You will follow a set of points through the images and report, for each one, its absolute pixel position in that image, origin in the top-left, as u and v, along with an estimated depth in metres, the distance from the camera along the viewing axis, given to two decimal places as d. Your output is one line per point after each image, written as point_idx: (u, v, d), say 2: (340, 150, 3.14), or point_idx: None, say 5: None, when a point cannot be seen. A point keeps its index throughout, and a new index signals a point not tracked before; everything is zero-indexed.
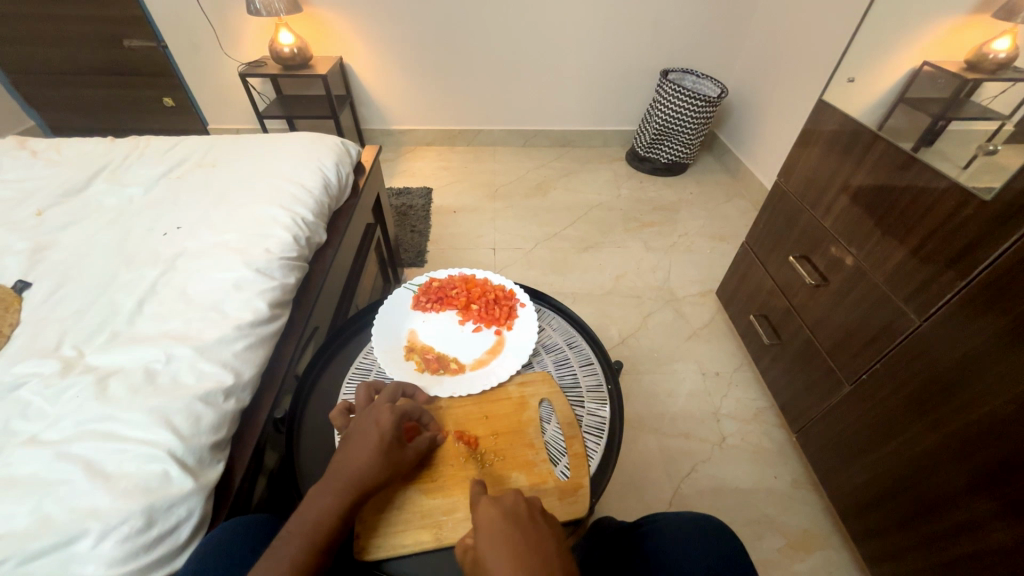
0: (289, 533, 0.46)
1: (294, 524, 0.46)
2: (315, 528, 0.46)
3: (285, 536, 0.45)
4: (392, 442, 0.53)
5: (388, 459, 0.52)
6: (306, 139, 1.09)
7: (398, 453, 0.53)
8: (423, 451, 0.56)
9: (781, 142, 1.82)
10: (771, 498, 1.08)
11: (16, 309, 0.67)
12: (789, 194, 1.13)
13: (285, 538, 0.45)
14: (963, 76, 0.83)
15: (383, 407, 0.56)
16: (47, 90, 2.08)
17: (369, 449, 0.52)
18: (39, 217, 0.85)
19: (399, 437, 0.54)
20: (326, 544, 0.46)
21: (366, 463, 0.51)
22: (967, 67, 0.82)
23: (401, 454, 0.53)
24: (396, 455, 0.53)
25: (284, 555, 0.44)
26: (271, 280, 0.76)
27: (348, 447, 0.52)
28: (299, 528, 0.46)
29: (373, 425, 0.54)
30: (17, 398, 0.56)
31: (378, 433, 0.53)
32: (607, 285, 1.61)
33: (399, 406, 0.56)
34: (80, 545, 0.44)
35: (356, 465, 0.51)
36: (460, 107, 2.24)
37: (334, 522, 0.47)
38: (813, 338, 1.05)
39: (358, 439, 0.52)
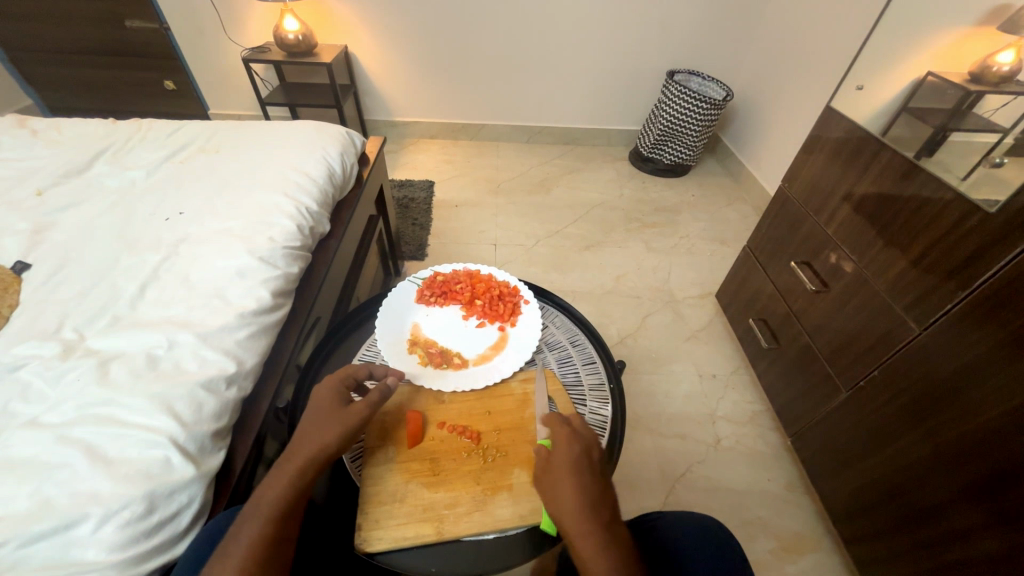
0: (249, 512, 0.47)
1: (254, 504, 0.47)
2: (276, 505, 0.47)
3: (241, 519, 0.46)
4: (350, 422, 0.55)
5: (334, 426, 0.54)
6: (311, 127, 1.08)
7: (349, 423, 0.54)
8: (375, 403, 0.57)
9: (784, 146, 1.82)
10: (764, 500, 1.09)
11: (16, 290, 0.67)
12: (793, 199, 1.13)
13: (243, 519, 0.46)
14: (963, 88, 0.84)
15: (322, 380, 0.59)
16: (46, 68, 2.05)
17: (332, 430, 0.53)
18: (39, 197, 0.84)
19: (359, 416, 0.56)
20: (286, 520, 0.47)
21: (314, 433, 0.53)
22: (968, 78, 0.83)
23: (346, 414, 0.55)
24: (341, 415, 0.55)
25: (245, 534, 0.44)
26: (275, 268, 0.75)
27: (301, 422, 0.55)
28: (259, 508, 0.47)
29: (316, 400, 0.57)
30: (17, 379, 0.55)
31: (321, 406, 0.56)
32: (607, 284, 1.61)
33: (339, 375, 0.59)
34: (80, 529, 0.44)
35: (318, 446, 0.52)
36: (464, 100, 2.23)
37: (293, 498, 0.48)
38: (812, 343, 1.05)
39: (317, 421, 0.54)
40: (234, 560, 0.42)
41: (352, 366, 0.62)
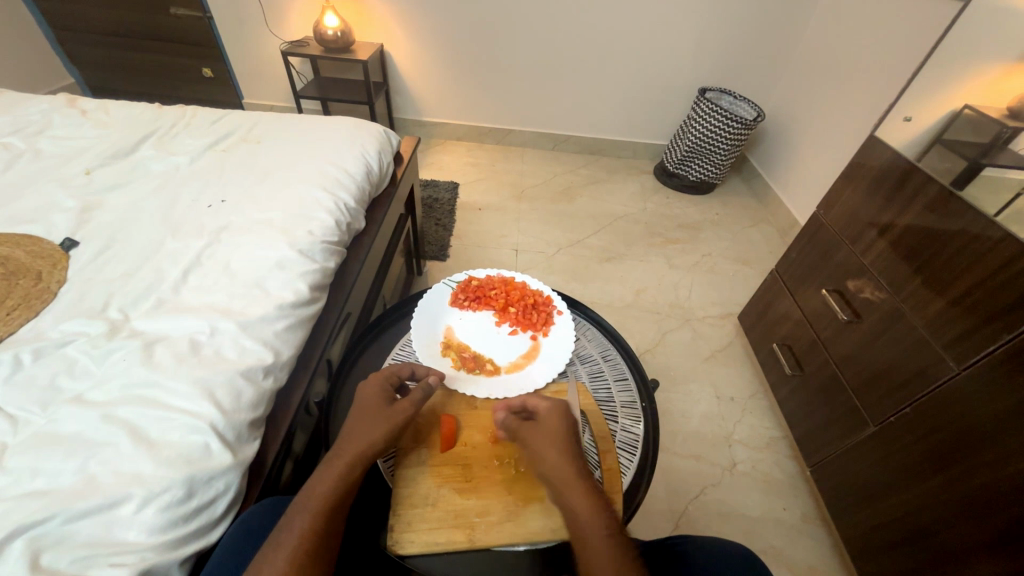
0: (299, 505, 0.48)
1: (303, 498, 0.48)
2: (324, 499, 0.48)
3: (293, 510, 0.47)
4: (397, 422, 0.55)
5: (381, 424, 0.55)
6: (350, 124, 1.09)
7: (395, 422, 0.55)
8: (418, 403, 0.58)
9: (814, 171, 1.80)
10: (779, 530, 1.07)
11: (64, 266, 0.68)
12: (828, 227, 1.11)
13: (294, 511, 0.47)
14: (1007, 124, 0.83)
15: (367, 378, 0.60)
16: (90, 49, 2.10)
17: (379, 429, 0.54)
18: (88, 176, 0.86)
19: (404, 416, 0.56)
20: (334, 514, 0.47)
21: (362, 431, 0.54)
22: (1011, 115, 0.82)
23: (393, 412, 0.56)
24: (388, 413, 0.56)
25: (296, 525, 0.45)
26: (313, 262, 0.76)
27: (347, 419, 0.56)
28: (309, 500, 0.48)
29: (361, 396, 0.58)
30: (64, 355, 0.56)
31: (367, 403, 0.57)
32: (626, 297, 1.61)
33: (385, 373, 0.61)
34: (122, 510, 0.45)
35: (363, 444, 0.53)
36: (493, 105, 2.24)
37: (340, 494, 0.49)
38: (839, 373, 1.04)
39: (364, 419, 0.55)
40: (287, 550, 0.43)
41: (397, 366, 0.63)
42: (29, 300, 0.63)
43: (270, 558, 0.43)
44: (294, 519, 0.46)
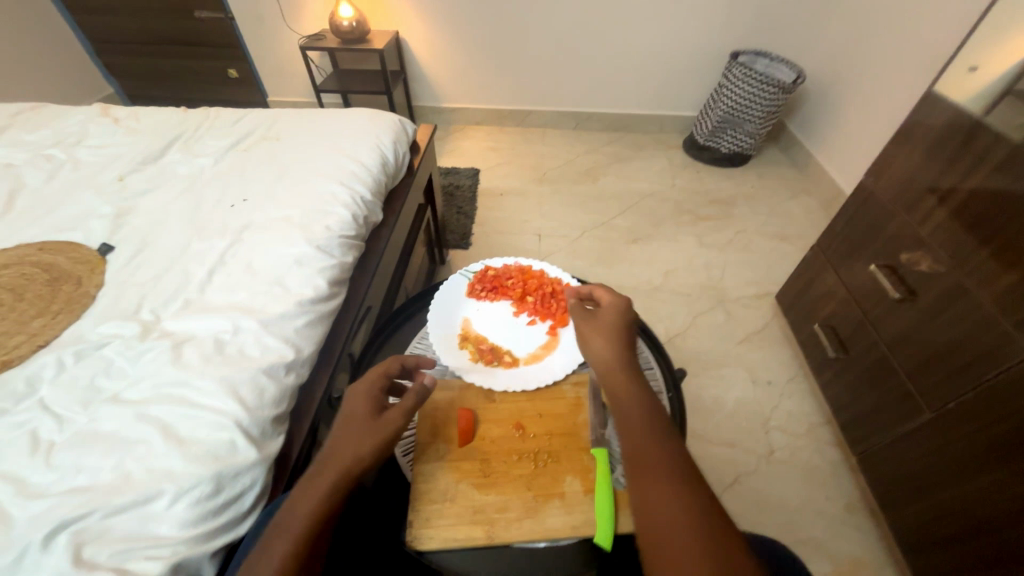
0: (278, 526, 0.46)
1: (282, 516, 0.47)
2: (317, 505, 0.47)
3: (269, 536, 0.45)
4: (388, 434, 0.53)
5: (367, 427, 0.53)
6: (365, 115, 1.09)
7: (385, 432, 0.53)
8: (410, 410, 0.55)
9: (861, 135, 1.66)
10: (821, 520, 1.02)
11: (101, 270, 0.71)
12: (876, 196, 1.02)
13: (272, 536, 0.45)
14: None
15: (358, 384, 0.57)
16: (125, 58, 2.19)
17: (370, 442, 0.52)
18: (121, 182, 0.89)
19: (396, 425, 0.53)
20: (326, 520, 0.47)
21: (350, 436, 0.52)
22: None
23: (382, 423, 0.53)
24: (378, 425, 0.53)
25: (287, 535, 0.45)
26: (331, 257, 0.76)
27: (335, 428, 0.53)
28: (287, 526, 0.46)
29: (354, 404, 0.55)
30: (101, 356, 0.59)
31: (358, 412, 0.54)
32: (655, 280, 1.55)
33: (377, 373, 0.58)
34: (156, 504, 0.47)
35: (351, 458, 0.50)
36: (512, 86, 2.18)
37: (332, 500, 0.48)
38: (889, 356, 0.96)
39: (353, 431, 0.52)
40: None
41: (386, 363, 0.60)
42: (71, 305, 0.66)
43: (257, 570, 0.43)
44: (285, 529, 0.45)
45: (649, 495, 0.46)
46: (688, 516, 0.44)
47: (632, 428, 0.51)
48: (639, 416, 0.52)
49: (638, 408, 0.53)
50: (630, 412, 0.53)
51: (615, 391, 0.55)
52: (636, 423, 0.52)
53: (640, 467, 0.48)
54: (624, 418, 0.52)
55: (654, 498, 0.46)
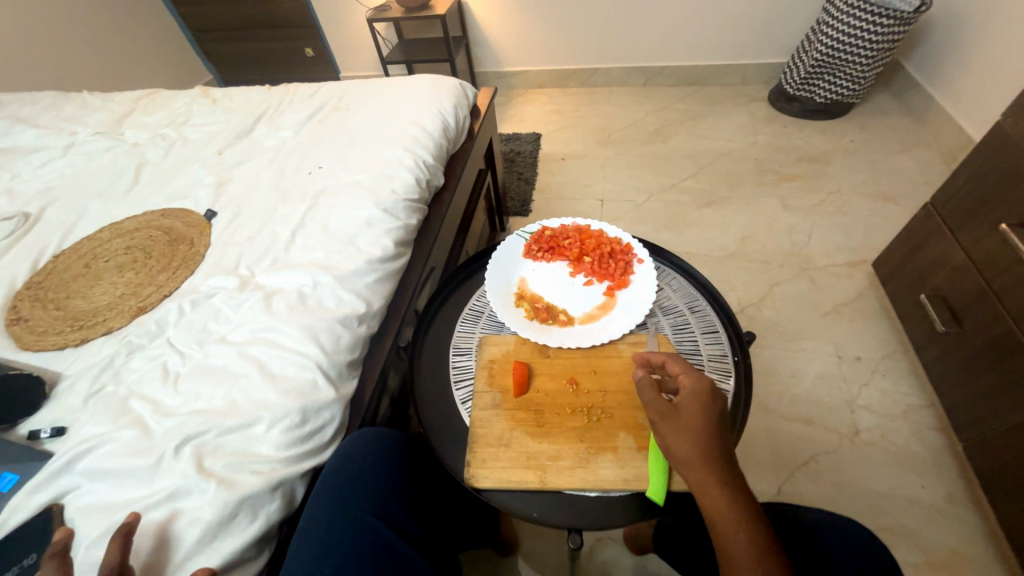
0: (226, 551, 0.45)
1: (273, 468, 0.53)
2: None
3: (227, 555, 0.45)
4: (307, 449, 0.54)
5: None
6: (427, 81, 1.10)
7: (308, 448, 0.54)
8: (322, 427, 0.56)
9: (1003, 68, 1.37)
10: (912, 508, 0.92)
11: (207, 232, 0.82)
12: (1015, 140, 0.84)
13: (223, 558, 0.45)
14: None
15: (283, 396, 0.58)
16: (219, 45, 2.40)
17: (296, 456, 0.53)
18: (220, 155, 1.00)
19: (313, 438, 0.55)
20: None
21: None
22: None
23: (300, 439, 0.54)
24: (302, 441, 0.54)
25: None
26: (397, 219, 0.80)
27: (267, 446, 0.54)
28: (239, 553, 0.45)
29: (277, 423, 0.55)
30: (211, 304, 0.69)
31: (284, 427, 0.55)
32: (728, 246, 1.44)
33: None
34: (256, 429, 0.54)
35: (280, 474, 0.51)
36: (576, 43, 2.07)
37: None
38: (1016, 330, 0.82)
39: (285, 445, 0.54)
40: None
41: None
42: (187, 262, 0.77)
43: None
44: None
45: (720, 511, 0.47)
46: (757, 533, 0.46)
47: (704, 442, 0.49)
48: (711, 430, 0.50)
49: (711, 422, 0.50)
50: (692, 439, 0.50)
51: (687, 402, 0.51)
52: (710, 439, 0.49)
53: (712, 484, 0.48)
54: (696, 432, 0.50)
55: (726, 514, 0.47)
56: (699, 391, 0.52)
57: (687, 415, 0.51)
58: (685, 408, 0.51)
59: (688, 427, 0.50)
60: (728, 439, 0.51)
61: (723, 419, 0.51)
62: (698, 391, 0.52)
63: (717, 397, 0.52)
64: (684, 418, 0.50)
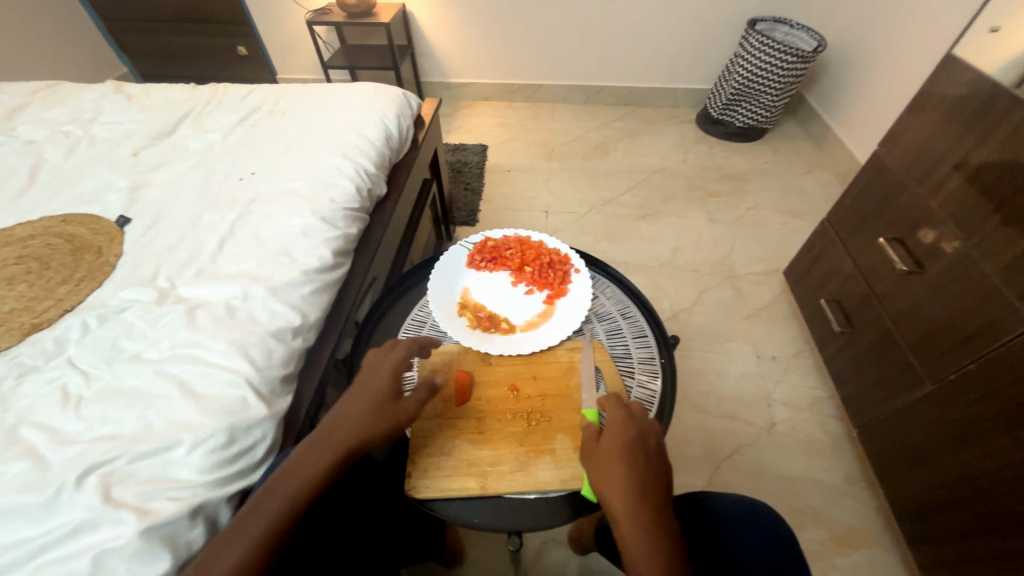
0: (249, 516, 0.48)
1: (292, 462, 0.51)
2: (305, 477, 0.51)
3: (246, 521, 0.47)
4: (387, 400, 0.57)
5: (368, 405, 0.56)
6: (369, 89, 1.09)
7: (393, 408, 0.56)
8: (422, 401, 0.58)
9: (881, 105, 1.59)
10: (818, 490, 1.03)
11: (119, 241, 0.75)
12: (889, 167, 0.99)
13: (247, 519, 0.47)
14: None
15: (380, 363, 0.60)
16: (136, 37, 2.21)
17: (363, 405, 0.56)
18: (135, 157, 0.92)
19: (393, 394, 0.58)
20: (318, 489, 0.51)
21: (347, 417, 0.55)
22: None
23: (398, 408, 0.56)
24: (391, 410, 0.56)
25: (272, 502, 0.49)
26: (336, 228, 0.78)
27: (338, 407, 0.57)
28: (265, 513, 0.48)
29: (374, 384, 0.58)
30: (122, 319, 0.63)
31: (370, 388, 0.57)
32: (662, 256, 1.54)
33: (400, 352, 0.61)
34: (175, 452, 0.50)
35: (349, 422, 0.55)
36: (520, 59, 2.14)
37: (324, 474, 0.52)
38: (893, 329, 0.95)
39: (353, 396, 0.57)
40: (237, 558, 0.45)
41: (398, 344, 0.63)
42: (93, 273, 0.70)
43: (288, 486, 0.50)
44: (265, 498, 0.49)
45: (632, 535, 0.48)
46: (665, 555, 0.47)
47: (622, 466, 0.51)
48: (635, 460, 0.52)
49: (635, 453, 0.52)
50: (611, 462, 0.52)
51: (611, 429, 0.54)
52: (630, 465, 0.51)
53: (626, 509, 0.49)
54: (618, 462, 0.51)
55: (635, 537, 0.48)
56: (625, 421, 0.54)
57: (609, 443, 0.53)
58: (607, 435, 0.54)
59: (611, 457, 0.52)
60: (655, 471, 0.52)
61: (650, 451, 0.53)
62: (623, 423, 0.54)
63: (641, 427, 0.54)
64: (605, 444, 0.53)
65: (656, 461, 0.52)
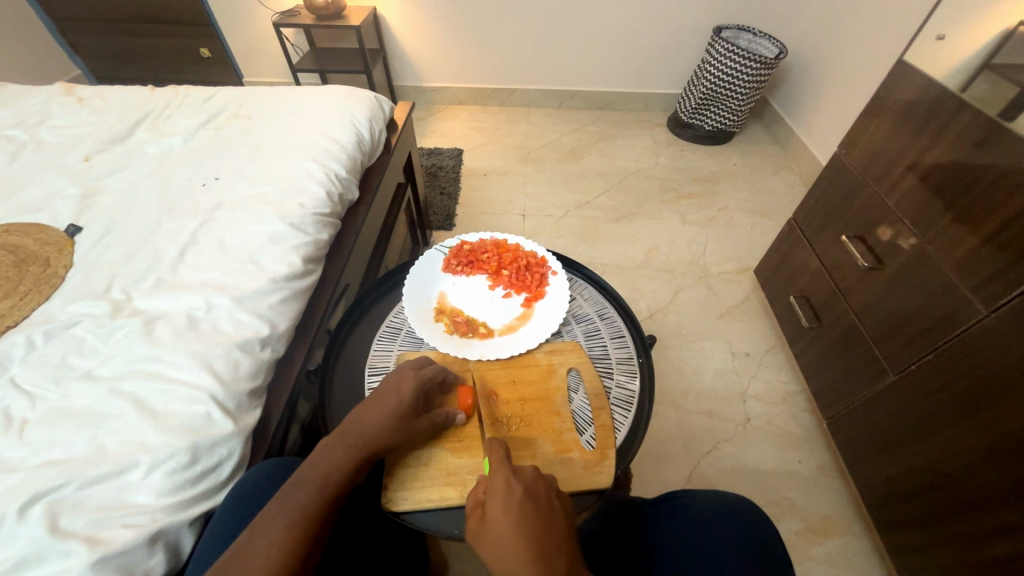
0: (273, 515, 0.46)
1: (309, 472, 0.50)
2: (297, 511, 0.47)
3: (263, 521, 0.46)
4: (409, 411, 0.56)
5: (358, 438, 0.54)
6: (339, 92, 1.06)
7: (412, 424, 0.56)
8: (437, 423, 0.58)
9: (840, 110, 1.67)
10: (794, 482, 1.06)
11: (69, 251, 0.70)
12: (849, 167, 1.03)
13: (266, 524, 0.45)
14: None
15: (405, 375, 0.58)
16: (89, 38, 2.10)
17: (387, 413, 0.55)
18: (87, 162, 0.87)
19: (415, 406, 0.57)
20: (313, 531, 0.46)
21: (332, 452, 0.52)
22: None
23: (416, 424, 0.56)
24: (410, 426, 0.56)
25: (261, 544, 0.44)
26: (306, 234, 0.76)
27: (359, 412, 0.56)
28: (287, 513, 0.47)
29: (395, 396, 0.56)
30: (72, 335, 0.59)
31: (391, 400, 0.56)
32: (638, 257, 1.56)
33: (404, 381, 0.58)
34: (132, 475, 0.47)
35: (371, 426, 0.54)
36: (494, 64, 2.14)
37: (317, 514, 0.47)
38: (858, 323, 0.99)
39: (377, 401, 0.56)
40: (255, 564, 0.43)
41: (397, 372, 0.59)
42: (40, 286, 0.65)
43: (306, 493, 0.48)
44: (251, 544, 0.44)
45: None
46: None
47: (520, 546, 0.44)
48: (530, 526, 0.45)
49: (527, 514, 0.46)
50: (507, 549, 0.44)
51: (496, 508, 0.47)
52: (527, 541, 0.44)
53: None
54: (510, 531, 0.45)
55: None
56: (507, 493, 0.48)
57: (499, 524, 0.46)
58: (495, 516, 0.46)
59: (501, 532, 0.45)
60: (555, 520, 0.47)
61: (543, 498, 0.48)
62: (506, 480, 0.49)
63: (524, 492, 0.48)
64: (497, 530, 0.46)
65: (552, 511, 0.48)
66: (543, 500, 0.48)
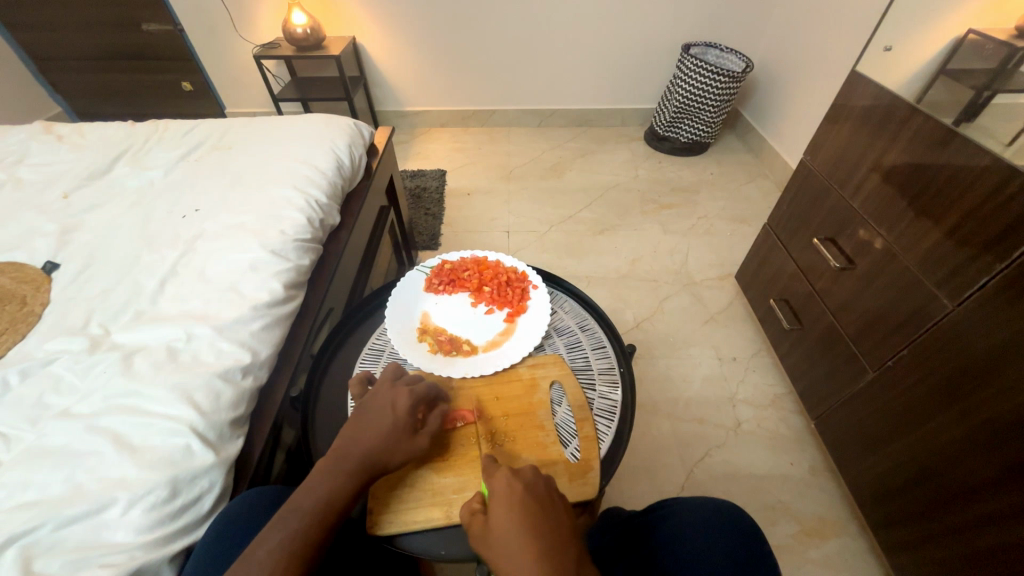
0: (263, 545, 0.45)
1: (298, 499, 0.49)
2: (291, 539, 0.46)
3: (255, 551, 0.45)
4: (406, 429, 0.56)
5: (356, 461, 0.53)
6: (319, 120, 1.08)
7: (409, 441, 0.56)
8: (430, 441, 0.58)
9: (806, 118, 1.73)
10: (787, 485, 1.06)
11: (47, 289, 0.70)
12: (816, 173, 1.07)
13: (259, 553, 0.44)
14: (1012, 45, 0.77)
15: (399, 392, 0.58)
16: (71, 76, 2.11)
17: (383, 430, 0.55)
18: (66, 200, 0.87)
19: (411, 423, 0.57)
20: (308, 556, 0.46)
21: (328, 476, 0.52)
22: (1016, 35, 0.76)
23: (413, 442, 0.56)
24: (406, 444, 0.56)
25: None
26: (287, 260, 0.76)
27: (353, 431, 0.55)
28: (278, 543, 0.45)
29: (389, 415, 0.56)
30: (49, 373, 0.58)
31: (386, 419, 0.56)
32: (622, 268, 1.58)
33: (400, 398, 0.58)
34: (110, 512, 0.47)
35: (368, 445, 0.54)
36: (474, 87, 2.20)
37: (312, 540, 0.47)
38: (836, 322, 1.02)
39: (373, 418, 0.56)
40: None
41: (389, 390, 0.59)
42: (15, 324, 0.65)
43: (298, 520, 0.48)
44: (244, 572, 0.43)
45: None
46: None
47: (516, 529, 0.46)
48: (525, 509, 0.48)
49: (523, 501, 0.48)
50: (504, 536, 0.46)
51: (497, 502, 0.49)
52: (523, 524, 0.46)
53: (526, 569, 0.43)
54: (507, 522, 0.47)
55: None
56: (508, 489, 0.50)
57: (497, 513, 0.48)
58: (495, 508, 0.48)
59: (499, 524, 0.47)
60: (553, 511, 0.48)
61: (542, 493, 0.50)
62: (508, 478, 0.51)
63: (525, 487, 0.50)
64: (495, 518, 0.48)
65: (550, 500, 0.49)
66: (544, 491, 0.50)
